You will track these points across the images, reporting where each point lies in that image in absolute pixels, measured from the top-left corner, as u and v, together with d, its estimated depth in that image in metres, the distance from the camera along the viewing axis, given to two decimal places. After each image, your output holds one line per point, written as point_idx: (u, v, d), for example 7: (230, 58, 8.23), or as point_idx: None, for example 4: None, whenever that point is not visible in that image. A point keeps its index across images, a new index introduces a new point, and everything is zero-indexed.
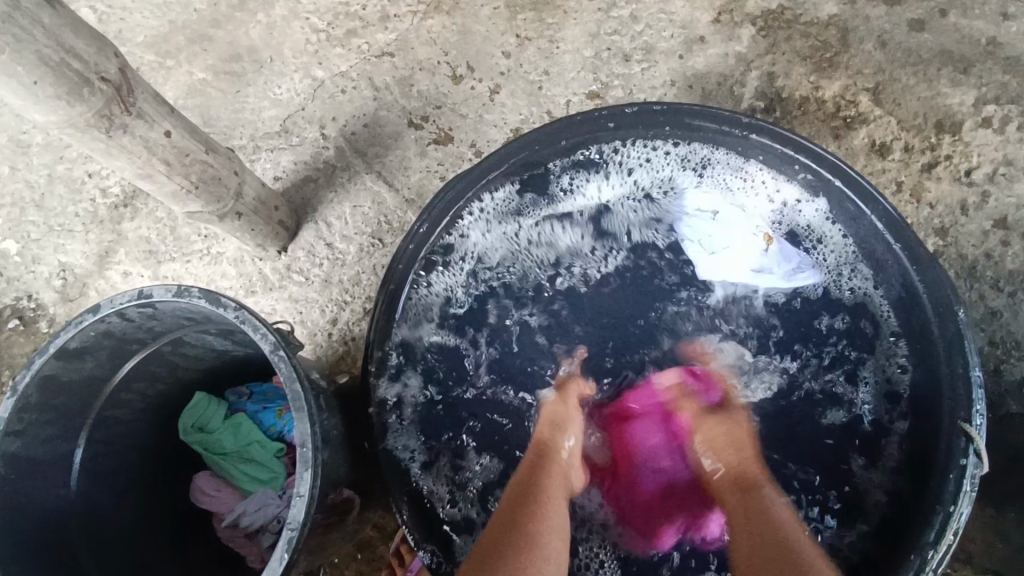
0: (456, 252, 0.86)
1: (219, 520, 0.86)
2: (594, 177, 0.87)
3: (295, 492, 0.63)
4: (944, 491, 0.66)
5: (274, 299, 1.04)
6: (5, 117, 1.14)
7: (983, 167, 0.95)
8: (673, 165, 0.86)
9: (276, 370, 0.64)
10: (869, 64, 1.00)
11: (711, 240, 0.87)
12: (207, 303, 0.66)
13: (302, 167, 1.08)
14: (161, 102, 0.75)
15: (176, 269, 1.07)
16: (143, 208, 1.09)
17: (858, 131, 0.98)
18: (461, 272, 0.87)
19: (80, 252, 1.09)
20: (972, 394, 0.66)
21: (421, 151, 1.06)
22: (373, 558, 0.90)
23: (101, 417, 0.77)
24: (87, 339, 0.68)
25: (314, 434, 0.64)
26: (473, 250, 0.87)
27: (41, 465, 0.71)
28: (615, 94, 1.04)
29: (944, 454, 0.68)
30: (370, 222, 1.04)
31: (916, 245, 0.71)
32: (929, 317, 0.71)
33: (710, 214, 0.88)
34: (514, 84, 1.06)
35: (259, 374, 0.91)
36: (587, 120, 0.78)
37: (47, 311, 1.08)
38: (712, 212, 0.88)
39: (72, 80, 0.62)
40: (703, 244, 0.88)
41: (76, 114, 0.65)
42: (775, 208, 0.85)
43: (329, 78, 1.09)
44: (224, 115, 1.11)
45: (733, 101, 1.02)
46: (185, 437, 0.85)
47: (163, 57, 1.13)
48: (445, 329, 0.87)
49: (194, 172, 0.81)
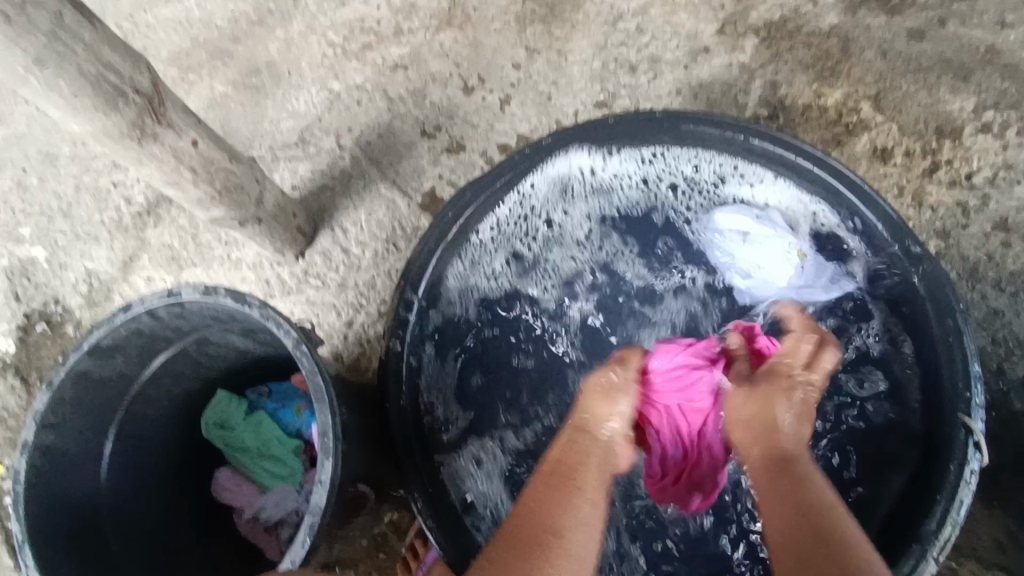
0: (476, 253, 0.88)
1: (240, 515, 0.89)
2: (606, 186, 0.90)
3: (317, 480, 0.66)
4: (944, 482, 0.69)
5: (291, 303, 1.07)
6: (35, 130, 1.19)
7: (983, 171, 0.97)
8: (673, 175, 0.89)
9: (299, 364, 0.67)
10: (870, 73, 1.02)
11: (744, 266, 0.88)
12: (233, 301, 0.70)
13: (319, 176, 1.12)
14: (189, 113, 0.79)
15: (198, 274, 1.11)
16: (166, 216, 1.13)
17: (859, 137, 1.01)
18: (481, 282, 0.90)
19: (106, 258, 1.13)
20: (972, 388, 0.69)
21: (434, 160, 1.10)
22: (387, 554, 0.92)
23: (129, 413, 0.80)
24: (118, 337, 0.72)
25: (334, 425, 0.67)
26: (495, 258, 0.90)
27: (73, 456, 0.75)
28: (622, 104, 1.08)
29: (941, 451, 0.71)
30: (385, 228, 1.08)
31: (915, 243, 0.74)
32: (926, 310, 0.74)
33: (739, 235, 0.88)
34: (524, 94, 1.10)
35: (279, 374, 0.94)
36: (598, 127, 0.82)
37: (73, 315, 1.12)
38: (741, 235, 0.88)
39: (109, 92, 0.66)
40: (741, 270, 0.89)
41: (112, 124, 0.68)
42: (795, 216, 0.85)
43: (345, 90, 1.13)
44: (244, 127, 1.15)
45: (737, 109, 1.05)
46: (207, 434, 0.88)
47: (186, 72, 1.17)
48: (457, 345, 0.89)
49: (218, 179, 0.85)
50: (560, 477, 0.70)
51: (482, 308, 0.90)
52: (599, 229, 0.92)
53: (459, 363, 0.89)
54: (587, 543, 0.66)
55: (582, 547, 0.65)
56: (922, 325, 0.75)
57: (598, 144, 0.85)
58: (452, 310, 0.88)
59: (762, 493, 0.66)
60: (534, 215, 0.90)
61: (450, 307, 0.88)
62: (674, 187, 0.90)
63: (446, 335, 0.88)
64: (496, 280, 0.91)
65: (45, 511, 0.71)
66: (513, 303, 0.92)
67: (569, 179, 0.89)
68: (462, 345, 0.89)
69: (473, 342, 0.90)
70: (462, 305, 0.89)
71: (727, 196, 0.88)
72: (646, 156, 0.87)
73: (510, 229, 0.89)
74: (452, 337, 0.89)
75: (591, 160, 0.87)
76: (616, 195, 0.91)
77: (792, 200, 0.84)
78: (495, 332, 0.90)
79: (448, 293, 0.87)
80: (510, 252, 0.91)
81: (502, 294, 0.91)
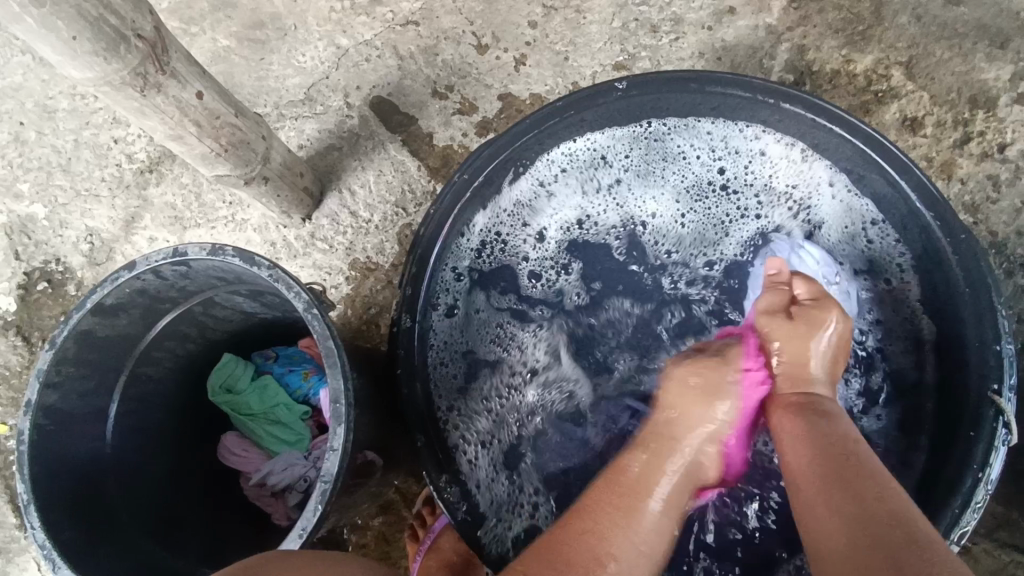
0: (515, 204, 0.89)
1: (247, 479, 0.89)
2: (664, 149, 0.90)
3: (329, 446, 0.64)
4: (963, 481, 0.68)
5: (298, 267, 1.05)
6: (31, 81, 1.14)
7: (1017, 143, 0.93)
8: (717, 140, 0.88)
9: (310, 328, 0.65)
10: (903, 38, 0.98)
11: None
12: (241, 262, 0.67)
13: (326, 136, 1.08)
14: (193, 62, 0.75)
15: (202, 235, 1.08)
16: (168, 173, 1.10)
17: (889, 106, 0.97)
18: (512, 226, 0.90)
19: (106, 217, 1.11)
20: (1004, 367, 0.68)
21: (445, 121, 1.06)
22: (396, 519, 0.92)
23: (134, 374, 0.78)
24: (123, 296, 0.70)
25: (346, 391, 0.65)
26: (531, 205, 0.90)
27: (78, 417, 0.73)
28: (642, 66, 1.03)
29: (966, 444, 0.70)
30: (394, 191, 1.05)
31: (953, 219, 0.72)
32: (959, 282, 0.73)
33: None
34: (540, 54, 1.05)
35: (285, 338, 0.93)
36: (634, 82, 0.78)
37: (75, 275, 1.10)
38: None
39: (110, 36, 0.62)
40: None
41: (113, 71, 0.65)
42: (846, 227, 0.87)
43: (353, 46, 1.09)
44: (248, 83, 1.11)
45: (762, 74, 1.01)
46: (213, 398, 0.87)
47: (188, 24, 1.12)
48: (478, 291, 0.89)
49: (223, 134, 0.82)
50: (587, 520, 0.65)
51: (509, 255, 0.91)
52: (650, 191, 0.92)
53: (496, 317, 0.90)
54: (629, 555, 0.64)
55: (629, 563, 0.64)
56: (955, 295, 0.74)
57: (640, 98, 0.81)
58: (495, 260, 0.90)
59: (791, 450, 0.66)
60: (571, 167, 0.89)
61: (480, 249, 0.89)
62: (731, 160, 0.89)
63: (473, 277, 0.89)
64: (525, 224, 0.91)
65: (49, 472, 0.69)
66: (556, 261, 0.92)
67: (608, 129, 0.87)
68: (499, 302, 0.90)
69: (510, 298, 0.91)
70: (489, 248, 0.90)
71: (785, 173, 0.88)
72: (699, 128, 0.87)
73: (561, 181, 0.91)
74: (478, 281, 0.89)
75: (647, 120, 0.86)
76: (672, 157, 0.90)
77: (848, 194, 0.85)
78: (537, 292, 0.91)
79: (473, 242, 0.87)
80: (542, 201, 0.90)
81: (531, 244, 0.91)
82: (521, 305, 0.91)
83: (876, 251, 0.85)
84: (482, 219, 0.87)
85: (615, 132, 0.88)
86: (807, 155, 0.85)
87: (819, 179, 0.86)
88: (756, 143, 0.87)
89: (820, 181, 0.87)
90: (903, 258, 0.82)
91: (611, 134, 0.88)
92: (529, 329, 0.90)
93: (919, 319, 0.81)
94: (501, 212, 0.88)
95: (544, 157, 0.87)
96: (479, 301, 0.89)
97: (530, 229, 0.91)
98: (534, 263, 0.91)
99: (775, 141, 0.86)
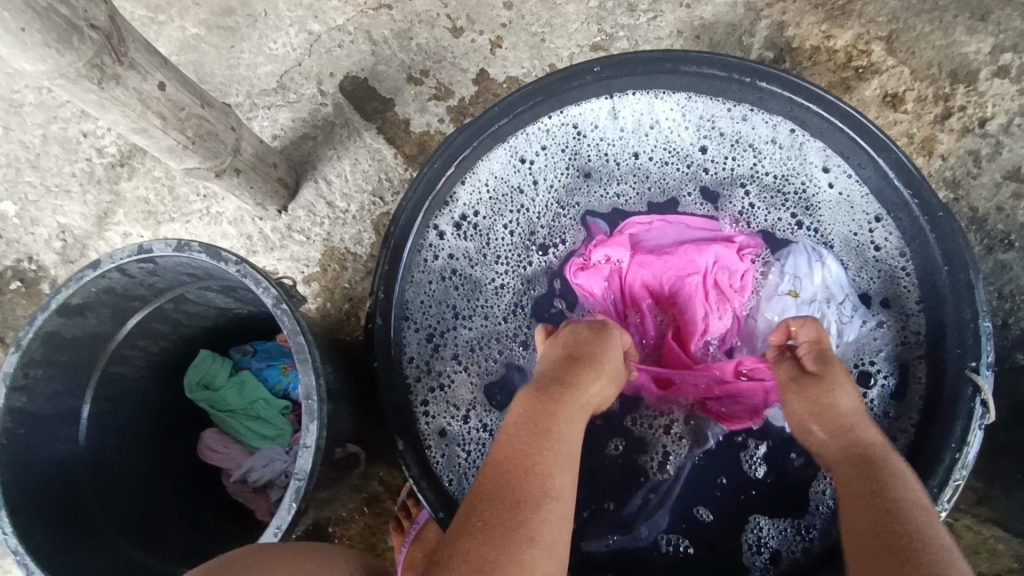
0: (490, 191, 0.87)
1: (229, 475, 0.88)
2: (651, 138, 0.87)
3: (302, 443, 0.64)
4: (941, 461, 0.69)
5: (275, 259, 1.03)
6: None
7: (997, 118, 0.93)
8: (702, 123, 0.86)
9: (279, 324, 0.64)
10: (883, 12, 0.96)
11: None
12: (208, 258, 0.66)
13: (300, 125, 1.06)
14: (153, 53, 0.73)
15: (176, 229, 1.06)
16: (140, 167, 1.07)
17: (869, 82, 0.95)
18: (489, 215, 0.87)
19: (79, 213, 1.08)
20: (982, 345, 0.68)
21: (421, 107, 1.04)
22: (380, 511, 0.92)
23: (106, 374, 0.77)
24: (89, 296, 0.68)
25: (318, 386, 0.64)
26: (508, 192, 0.87)
27: (50, 419, 0.72)
28: (620, 46, 1.01)
29: (943, 425, 0.70)
30: (371, 179, 1.03)
31: (932, 197, 0.72)
32: (938, 260, 0.73)
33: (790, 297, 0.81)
34: (516, 36, 1.03)
35: (263, 333, 0.92)
36: (613, 64, 0.77)
37: (49, 273, 1.08)
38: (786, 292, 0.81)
39: (61, 28, 0.60)
40: None
41: (67, 64, 0.62)
42: (845, 227, 0.83)
43: (325, 32, 1.06)
44: (219, 72, 1.08)
45: (741, 52, 0.99)
46: (190, 395, 0.86)
47: (155, 12, 1.09)
48: (450, 285, 0.86)
49: (189, 126, 0.80)
50: (511, 475, 0.59)
51: (481, 249, 0.87)
52: (627, 180, 0.89)
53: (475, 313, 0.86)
54: (557, 534, 0.57)
55: (555, 536, 0.57)
56: (933, 271, 0.74)
57: (614, 78, 0.79)
58: (468, 253, 0.86)
59: (843, 479, 0.63)
60: (547, 152, 0.87)
61: (452, 241, 0.85)
62: (718, 143, 0.86)
63: (445, 267, 0.85)
64: (502, 209, 0.87)
65: (21, 476, 0.68)
66: (540, 249, 0.88)
67: (585, 109, 0.85)
68: (475, 291, 0.86)
69: (497, 288, 0.87)
70: (462, 240, 0.86)
71: (775, 157, 0.85)
72: (681, 107, 0.84)
73: (547, 170, 0.88)
74: (451, 271, 0.86)
75: (630, 104, 0.84)
76: (654, 138, 0.87)
77: (847, 186, 0.82)
78: (524, 283, 0.87)
79: (448, 229, 0.85)
80: (519, 185, 0.88)
81: (508, 233, 0.88)
82: (509, 296, 0.87)
83: (879, 249, 0.81)
84: (460, 204, 0.85)
85: (593, 114, 0.86)
86: (800, 138, 0.83)
87: (810, 164, 0.83)
88: (744, 125, 0.84)
89: (813, 168, 0.83)
90: (901, 253, 0.79)
91: (589, 117, 0.86)
92: (514, 320, 0.86)
93: (915, 320, 0.78)
94: (483, 197, 0.86)
95: (525, 142, 0.86)
96: (459, 290, 0.86)
97: (509, 216, 0.88)
98: (511, 254, 0.88)
99: (763, 121, 0.83)
